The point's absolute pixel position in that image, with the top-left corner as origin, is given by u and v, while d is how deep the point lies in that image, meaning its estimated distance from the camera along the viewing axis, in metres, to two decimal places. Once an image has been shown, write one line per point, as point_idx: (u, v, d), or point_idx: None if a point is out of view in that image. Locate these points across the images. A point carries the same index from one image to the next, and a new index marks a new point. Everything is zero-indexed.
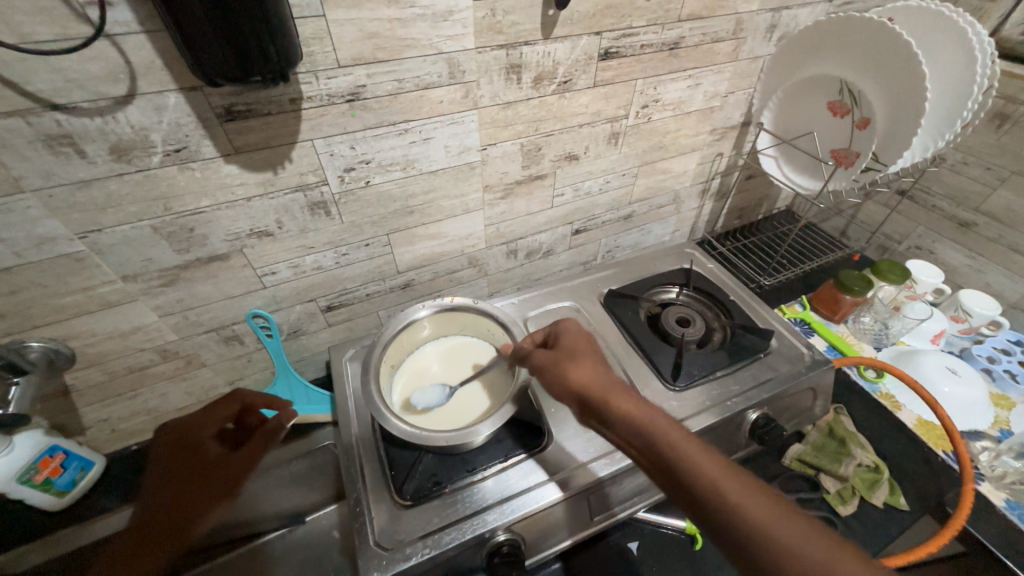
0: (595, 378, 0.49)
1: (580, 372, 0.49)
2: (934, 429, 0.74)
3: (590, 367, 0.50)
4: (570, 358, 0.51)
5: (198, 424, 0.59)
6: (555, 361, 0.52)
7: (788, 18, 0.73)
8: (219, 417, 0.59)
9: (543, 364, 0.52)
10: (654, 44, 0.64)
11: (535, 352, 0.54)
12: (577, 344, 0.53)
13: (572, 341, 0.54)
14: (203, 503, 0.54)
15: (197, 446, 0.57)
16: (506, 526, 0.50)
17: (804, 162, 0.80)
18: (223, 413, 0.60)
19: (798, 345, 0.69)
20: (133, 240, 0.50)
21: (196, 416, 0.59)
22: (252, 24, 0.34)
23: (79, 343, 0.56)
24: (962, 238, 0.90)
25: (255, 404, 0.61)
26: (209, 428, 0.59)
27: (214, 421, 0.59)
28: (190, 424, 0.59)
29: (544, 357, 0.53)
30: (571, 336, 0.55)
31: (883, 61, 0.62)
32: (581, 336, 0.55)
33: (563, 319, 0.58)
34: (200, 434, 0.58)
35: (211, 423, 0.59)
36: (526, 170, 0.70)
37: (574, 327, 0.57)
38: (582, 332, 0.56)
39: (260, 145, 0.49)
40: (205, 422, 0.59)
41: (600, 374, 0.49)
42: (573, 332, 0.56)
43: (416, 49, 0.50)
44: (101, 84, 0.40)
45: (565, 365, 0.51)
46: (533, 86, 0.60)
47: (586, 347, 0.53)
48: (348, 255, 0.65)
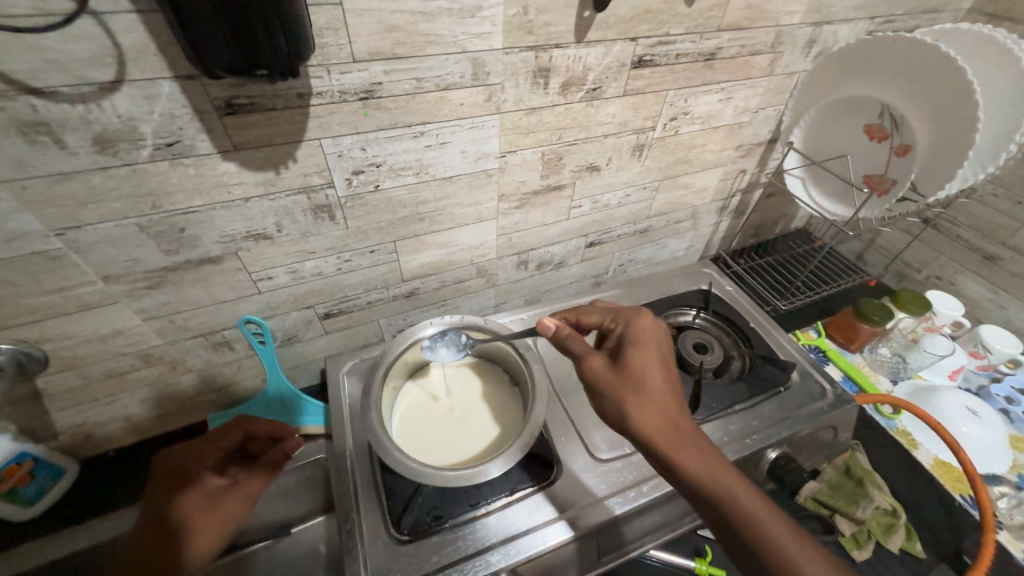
0: (662, 418, 0.43)
1: (646, 409, 0.44)
2: (951, 470, 0.70)
3: (659, 401, 0.44)
4: (637, 384, 0.45)
5: (199, 451, 0.55)
6: (615, 388, 0.46)
7: (828, 34, 0.69)
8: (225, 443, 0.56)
9: (602, 384, 0.46)
10: (690, 54, 0.60)
11: (596, 364, 0.48)
12: (649, 364, 0.47)
13: (641, 359, 0.47)
14: (201, 529, 0.49)
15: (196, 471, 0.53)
16: (511, 569, 0.46)
17: (833, 186, 0.77)
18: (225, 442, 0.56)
19: (819, 381, 0.66)
20: (116, 238, 0.46)
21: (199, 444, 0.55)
22: (262, 12, 0.30)
23: (53, 345, 0.51)
24: (986, 271, 0.88)
25: (257, 433, 0.59)
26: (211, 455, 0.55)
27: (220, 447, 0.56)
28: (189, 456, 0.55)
29: (604, 375, 0.47)
30: (641, 350, 0.48)
31: (929, 85, 0.60)
32: (652, 347, 0.49)
33: (636, 321, 0.52)
34: (204, 460, 0.54)
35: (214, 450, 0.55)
36: (545, 180, 0.66)
37: (646, 336, 0.50)
38: (654, 345, 0.49)
39: (261, 143, 0.45)
40: (205, 450, 0.55)
41: (669, 410, 0.44)
42: (645, 345, 0.49)
43: (439, 46, 0.45)
44: (86, 67, 0.35)
45: (628, 394, 0.45)
46: (561, 93, 0.56)
47: (656, 370, 0.46)
48: (351, 262, 0.61)
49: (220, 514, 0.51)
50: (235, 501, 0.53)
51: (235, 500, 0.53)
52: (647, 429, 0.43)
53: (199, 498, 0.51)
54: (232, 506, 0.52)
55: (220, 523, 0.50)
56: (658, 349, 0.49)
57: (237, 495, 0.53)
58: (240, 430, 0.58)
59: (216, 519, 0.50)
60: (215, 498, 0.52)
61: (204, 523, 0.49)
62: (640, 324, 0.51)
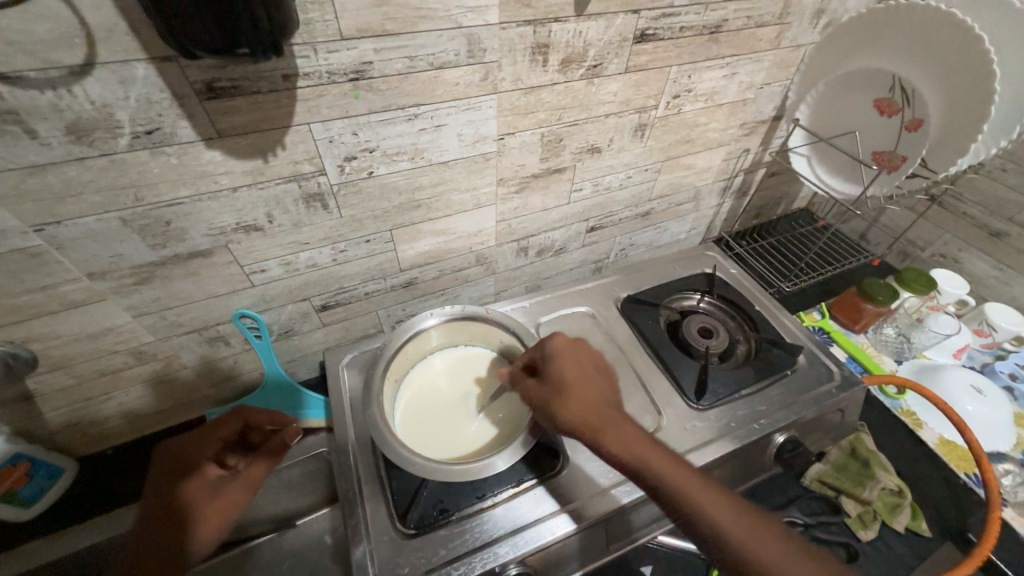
0: (586, 417, 0.47)
1: (573, 413, 0.48)
2: (956, 449, 0.71)
3: (581, 403, 0.48)
4: (560, 393, 0.49)
5: (198, 440, 0.53)
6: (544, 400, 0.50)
7: (836, 3, 0.66)
8: (225, 433, 0.54)
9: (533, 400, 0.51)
10: (694, 27, 0.57)
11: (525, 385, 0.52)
12: (566, 375, 0.51)
13: (561, 369, 0.51)
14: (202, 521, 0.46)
15: (198, 462, 0.51)
16: (519, 560, 0.46)
17: (840, 163, 0.75)
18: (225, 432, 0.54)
19: (826, 363, 0.65)
20: (99, 233, 0.44)
21: (198, 433, 0.53)
22: None
23: (41, 345, 0.50)
24: (992, 248, 0.87)
25: (259, 422, 0.57)
26: (212, 445, 0.53)
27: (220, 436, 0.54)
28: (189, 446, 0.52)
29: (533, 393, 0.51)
30: (558, 363, 0.52)
31: (943, 56, 0.57)
32: (567, 360, 0.52)
33: (549, 337, 0.55)
34: (206, 451, 0.52)
35: (215, 439, 0.53)
36: (545, 163, 0.63)
37: (561, 349, 0.53)
38: (569, 355, 0.53)
39: (246, 129, 0.42)
40: (205, 439, 0.53)
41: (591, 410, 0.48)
42: (560, 357, 0.52)
43: (432, 21, 0.43)
44: (51, 49, 0.33)
45: (555, 403, 0.49)
46: (560, 70, 0.53)
47: (573, 379, 0.50)
48: (346, 252, 0.59)
49: (219, 504, 0.48)
50: (237, 491, 0.49)
51: (236, 489, 0.50)
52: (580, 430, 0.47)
53: (200, 491, 0.48)
54: (234, 496, 0.49)
55: (220, 515, 0.47)
56: (573, 360, 0.52)
57: (236, 483, 0.50)
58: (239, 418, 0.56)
59: (217, 511, 0.47)
60: (214, 488, 0.49)
61: (204, 515, 0.47)
62: (550, 340, 0.54)
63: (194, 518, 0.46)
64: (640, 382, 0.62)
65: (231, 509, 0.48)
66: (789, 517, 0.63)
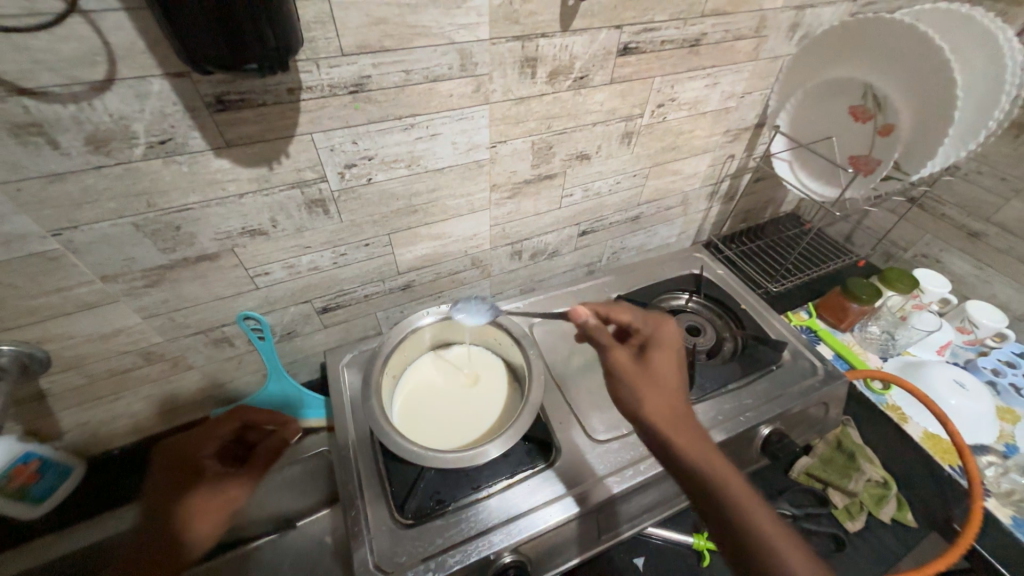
0: (664, 407, 0.47)
1: (654, 398, 0.48)
2: (940, 442, 0.72)
3: (665, 391, 0.49)
4: (649, 377, 0.50)
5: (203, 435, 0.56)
6: (630, 375, 0.51)
7: (811, 17, 0.70)
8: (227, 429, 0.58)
9: (621, 372, 0.51)
10: (675, 40, 0.61)
11: (620, 355, 0.53)
12: (661, 366, 0.51)
13: (660, 362, 0.52)
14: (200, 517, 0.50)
15: (201, 459, 0.54)
16: (513, 548, 0.48)
17: (820, 167, 0.78)
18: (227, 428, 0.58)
19: (809, 358, 0.67)
20: (113, 238, 0.46)
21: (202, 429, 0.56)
22: (247, 4, 0.30)
23: (54, 345, 0.52)
24: (971, 247, 0.89)
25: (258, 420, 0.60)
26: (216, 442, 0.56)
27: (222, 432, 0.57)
28: (194, 443, 0.55)
29: (623, 365, 0.52)
30: (661, 351, 0.53)
31: (911, 64, 0.61)
32: (669, 356, 0.53)
33: (659, 331, 0.56)
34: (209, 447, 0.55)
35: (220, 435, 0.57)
36: (536, 170, 0.66)
37: (668, 341, 0.54)
38: (670, 353, 0.53)
39: (254, 138, 0.45)
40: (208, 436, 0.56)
41: (671, 401, 0.48)
42: (665, 348, 0.53)
43: (427, 38, 0.46)
44: (74, 67, 0.36)
45: (640, 380, 0.50)
46: (549, 82, 0.56)
47: (669, 369, 0.51)
48: (347, 256, 0.62)
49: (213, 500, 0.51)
50: (235, 486, 0.52)
51: (234, 484, 0.53)
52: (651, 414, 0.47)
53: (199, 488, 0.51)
54: (231, 491, 0.52)
55: (217, 508, 0.51)
56: (672, 359, 0.53)
57: (234, 480, 0.53)
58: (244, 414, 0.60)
59: (215, 504, 0.51)
60: (215, 485, 0.52)
61: (199, 510, 0.50)
62: (660, 333, 0.56)
63: (193, 516, 0.49)
64: None
65: (227, 506, 0.51)
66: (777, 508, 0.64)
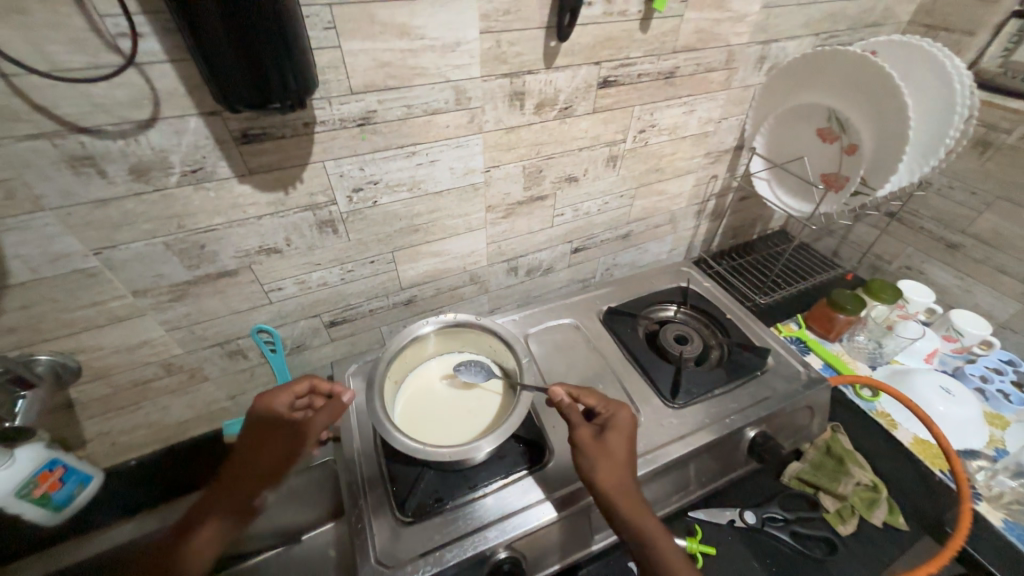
0: (619, 480, 0.49)
1: (605, 473, 0.49)
2: (929, 447, 0.74)
3: (621, 468, 0.50)
4: (609, 454, 0.51)
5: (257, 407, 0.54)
6: (586, 453, 0.51)
7: (777, 50, 0.77)
8: (278, 405, 0.54)
9: (582, 448, 0.51)
10: (651, 73, 0.67)
11: (580, 431, 0.53)
12: (620, 444, 0.51)
13: (616, 444, 0.51)
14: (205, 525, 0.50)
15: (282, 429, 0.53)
16: (507, 544, 0.50)
17: (795, 185, 0.83)
18: (284, 403, 0.54)
19: (794, 364, 0.70)
20: (145, 256, 0.52)
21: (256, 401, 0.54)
22: (273, 54, 0.37)
23: (86, 356, 0.57)
24: (951, 258, 0.93)
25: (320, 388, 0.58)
26: (263, 423, 0.53)
27: (271, 411, 0.53)
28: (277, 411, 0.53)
29: (585, 441, 0.52)
30: (616, 434, 0.52)
31: (868, 90, 0.66)
32: (625, 438, 0.52)
33: (619, 411, 0.54)
34: (256, 429, 0.53)
35: (268, 414, 0.53)
36: (528, 192, 0.72)
37: (624, 425, 0.53)
38: (629, 429, 0.53)
39: (273, 166, 0.51)
40: (262, 410, 0.53)
41: (625, 476, 0.50)
42: (620, 431, 0.52)
43: (425, 77, 0.52)
44: (125, 109, 0.42)
45: (595, 459, 0.50)
46: (536, 113, 0.63)
47: (622, 452, 0.51)
48: (353, 272, 0.67)
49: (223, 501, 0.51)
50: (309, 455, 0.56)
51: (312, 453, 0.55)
52: (605, 488, 0.49)
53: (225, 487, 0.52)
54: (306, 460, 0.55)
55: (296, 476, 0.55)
56: (632, 436, 0.53)
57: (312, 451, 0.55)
58: (307, 383, 0.56)
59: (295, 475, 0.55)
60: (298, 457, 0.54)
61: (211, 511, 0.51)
62: (621, 409, 0.55)
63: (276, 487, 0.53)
64: (620, 383, 0.67)
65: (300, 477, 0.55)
66: (769, 513, 0.66)
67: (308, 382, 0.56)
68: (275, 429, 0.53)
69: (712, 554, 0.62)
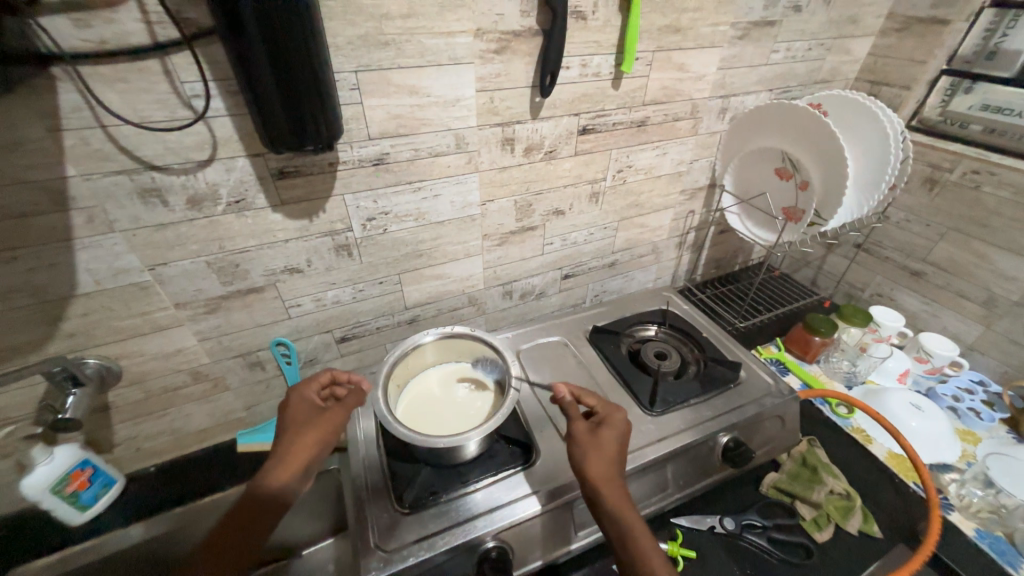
0: (605, 470, 0.54)
1: (594, 464, 0.55)
2: (902, 461, 0.79)
3: (609, 461, 0.55)
4: (598, 446, 0.56)
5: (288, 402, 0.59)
6: (579, 444, 0.57)
7: (736, 103, 0.89)
8: (309, 395, 0.60)
9: (576, 439, 0.57)
10: (624, 122, 0.78)
11: (576, 425, 0.59)
12: (611, 440, 0.57)
13: (606, 439, 0.57)
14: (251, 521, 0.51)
15: (312, 413, 0.59)
16: (495, 533, 0.55)
17: (761, 218, 0.92)
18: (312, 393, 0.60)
19: (765, 377, 0.76)
20: (189, 273, 0.61)
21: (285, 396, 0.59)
22: (313, 109, 0.48)
23: (127, 361, 0.65)
24: (916, 285, 1.00)
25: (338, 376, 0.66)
26: (297, 415, 0.58)
27: (304, 402, 0.59)
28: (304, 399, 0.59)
29: (579, 434, 0.58)
30: (607, 431, 0.58)
31: (812, 135, 0.77)
32: (616, 435, 0.57)
33: (613, 411, 0.60)
34: (291, 421, 0.57)
35: (300, 404, 0.59)
36: (520, 223, 0.82)
37: (615, 425, 0.59)
38: (621, 428, 0.58)
39: (302, 198, 0.61)
40: (294, 401, 0.59)
41: (611, 467, 0.55)
42: (612, 428, 0.58)
43: (430, 127, 0.63)
44: (190, 151, 0.52)
45: (586, 450, 0.56)
46: (524, 155, 0.73)
47: (612, 447, 0.56)
48: (364, 291, 0.75)
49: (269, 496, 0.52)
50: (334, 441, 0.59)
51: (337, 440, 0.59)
52: (591, 475, 0.54)
53: (264, 482, 0.53)
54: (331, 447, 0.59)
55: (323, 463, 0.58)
56: (622, 435, 0.58)
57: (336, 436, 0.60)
58: (328, 374, 0.63)
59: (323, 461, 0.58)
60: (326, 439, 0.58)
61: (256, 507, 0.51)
62: (615, 410, 0.60)
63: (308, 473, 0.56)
64: (603, 394, 0.74)
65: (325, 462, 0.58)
66: (747, 519, 0.69)
67: (329, 373, 0.63)
68: (311, 418, 0.58)
69: (693, 558, 0.64)
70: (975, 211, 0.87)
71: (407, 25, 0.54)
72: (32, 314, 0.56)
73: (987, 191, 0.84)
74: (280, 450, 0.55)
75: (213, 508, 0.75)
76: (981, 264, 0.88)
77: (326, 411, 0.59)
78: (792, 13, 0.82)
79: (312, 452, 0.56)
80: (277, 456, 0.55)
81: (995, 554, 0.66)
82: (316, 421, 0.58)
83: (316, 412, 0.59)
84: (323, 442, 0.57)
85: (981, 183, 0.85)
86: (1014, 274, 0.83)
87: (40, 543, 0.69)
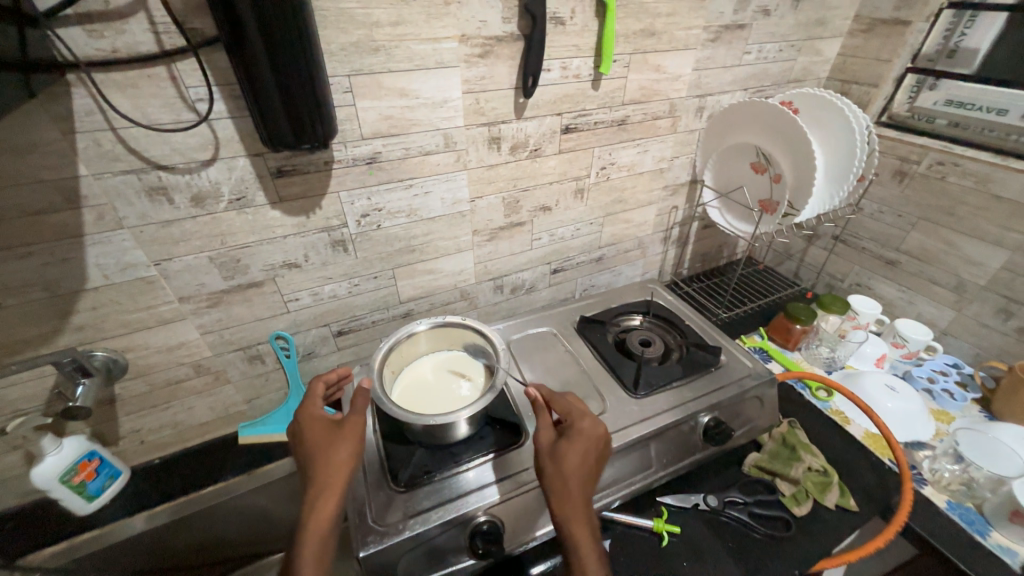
0: (561, 482, 0.54)
1: (551, 475, 0.55)
2: (879, 440, 0.82)
3: (568, 473, 0.54)
4: (559, 458, 0.55)
5: (300, 422, 0.59)
6: (542, 453, 0.57)
7: (712, 102, 0.93)
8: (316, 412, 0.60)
9: (539, 448, 0.57)
10: (605, 121, 0.83)
11: (542, 435, 0.59)
12: (574, 451, 0.56)
13: (569, 450, 0.56)
14: (323, 543, 0.50)
15: (329, 428, 0.57)
16: (485, 508, 0.58)
17: (740, 211, 0.96)
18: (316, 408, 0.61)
19: (744, 361, 0.80)
20: (193, 267, 0.64)
21: (295, 419, 0.59)
22: (309, 109, 0.51)
23: (133, 354, 0.68)
24: (892, 273, 1.04)
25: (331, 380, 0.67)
26: (315, 427, 0.58)
27: (316, 420, 0.58)
28: (313, 416, 0.59)
29: (543, 442, 0.58)
30: (571, 441, 0.57)
31: (784, 132, 0.81)
32: (580, 446, 0.56)
33: (582, 420, 0.59)
34: (311, 435, 0.57)
35: (312, 423, 0.58)
36: (508, 219, 0.85)
37: (582, 435, 0.58)
38: (588, 438, 0.57)
39: (298, 195, 0.65)
40: (306, 421, 0.59)
41: (569, 480, 0.54)
42: (577, 439, 0.57)
43: (420, 127, 0.67)
44: (195, 152, 0.56)
45: (547, 461, 0.56)
46: (511, 153, 0.77)
47: (574, 458, 0.55)
48: (359, 286, 0.79)
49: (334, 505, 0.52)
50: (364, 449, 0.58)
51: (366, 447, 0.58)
52: (548, 486, 0.54)
53: (312, 504, 0.52)
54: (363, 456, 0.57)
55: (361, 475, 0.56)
56: (588, 445, 0.57)
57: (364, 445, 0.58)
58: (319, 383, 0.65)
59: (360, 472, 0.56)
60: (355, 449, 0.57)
61: (323, 520, 0.51)
62: (586, 419, 0.60)
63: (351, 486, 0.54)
64: (590, 379, 0.77)
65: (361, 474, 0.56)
66: (729, 496, 0.72)
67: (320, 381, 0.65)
68: (330, 428, 0.57)
69: (677, 533, 0.67)
70: (942, 200, 0.91)
71: (396, 31, 0.58)
72: (44, 309, 0.59)
73: (952, 181, 0.89)
74: (316, 470, 0.54)
75: (215, 497, 0.77)
76: (950, 251, 0.92)
77: (343, 421, 0.58)
78: (761, 16, 0.87)
79: (351, 461, 0.55)
80: (317, 476, 0.54)
81: (964, 522, 0.70)
82: (337, 434, 0.57)
83: (333, 425, 0.58)
84: (357, 450, 0.57)
85: (946, 174, 0.90)
86: (981, 259, 0.88)
87: (47, 533, 0.71)
